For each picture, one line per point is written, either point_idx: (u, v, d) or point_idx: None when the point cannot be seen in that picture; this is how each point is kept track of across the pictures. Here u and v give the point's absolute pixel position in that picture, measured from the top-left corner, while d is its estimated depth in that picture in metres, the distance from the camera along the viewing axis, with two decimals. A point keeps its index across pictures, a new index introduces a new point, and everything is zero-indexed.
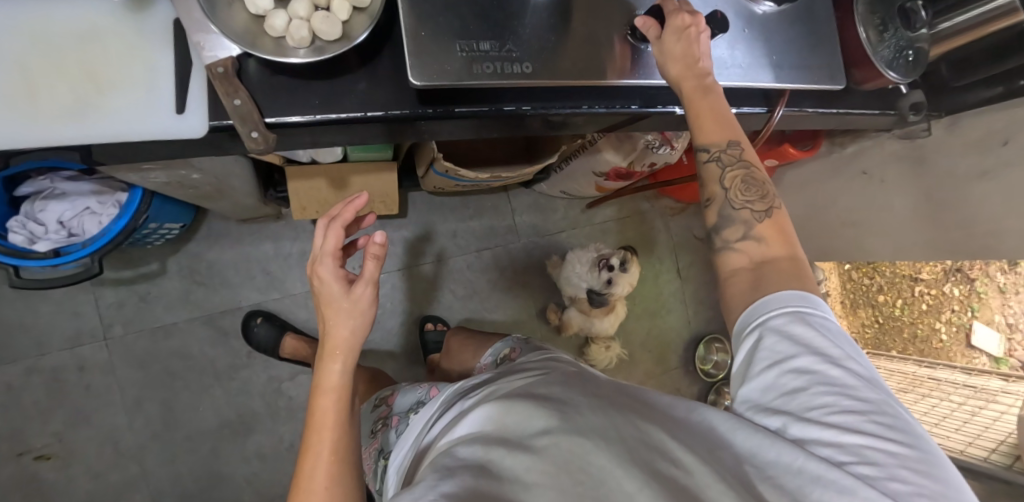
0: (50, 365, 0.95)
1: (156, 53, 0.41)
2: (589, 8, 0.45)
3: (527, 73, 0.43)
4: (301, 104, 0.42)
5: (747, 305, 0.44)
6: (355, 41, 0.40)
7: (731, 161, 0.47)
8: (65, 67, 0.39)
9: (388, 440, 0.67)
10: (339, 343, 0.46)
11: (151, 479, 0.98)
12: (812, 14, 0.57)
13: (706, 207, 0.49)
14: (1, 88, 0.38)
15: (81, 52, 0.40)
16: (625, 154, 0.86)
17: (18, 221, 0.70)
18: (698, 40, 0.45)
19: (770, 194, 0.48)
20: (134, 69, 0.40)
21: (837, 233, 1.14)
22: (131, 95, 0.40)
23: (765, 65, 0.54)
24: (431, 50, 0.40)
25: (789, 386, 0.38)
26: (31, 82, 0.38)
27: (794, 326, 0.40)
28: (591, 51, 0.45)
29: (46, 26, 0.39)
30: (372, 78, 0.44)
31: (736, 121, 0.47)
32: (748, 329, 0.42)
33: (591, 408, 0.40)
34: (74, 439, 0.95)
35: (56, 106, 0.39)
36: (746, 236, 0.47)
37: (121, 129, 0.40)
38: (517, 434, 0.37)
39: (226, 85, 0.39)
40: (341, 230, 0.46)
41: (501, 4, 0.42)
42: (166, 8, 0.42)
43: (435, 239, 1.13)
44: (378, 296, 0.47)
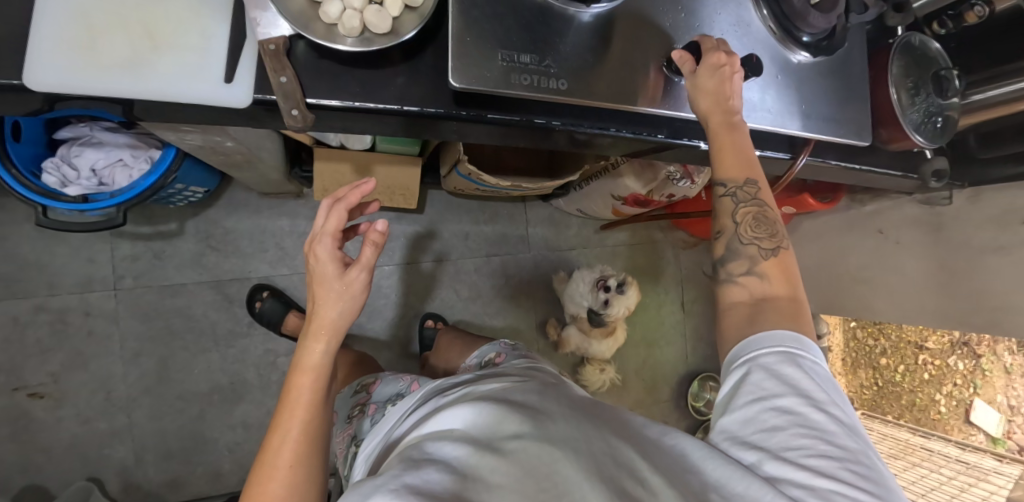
0: (59, 306, 0.98)
1: (213, 25, 0.43)
2: (629, 33, 0.47)
3: (562, 89, 0.44)
4: (340, 89, 0.43)
5: (740, 339, 0.44)
6: (402, 38, 0.42)
7: (743, 199, 0.48)
8: (123, 23, 0.41)
9: (362, 427, 0.68)
10: (326, 323, 0.48)
11: (136, 432, 1.00)
12: (847, 70, 0.58)
13: (715, 238, 0.50)
14: (63, 34, 0.40)
15: (143, 12, 0.42)
16: (645, 183, 0.87)
17: (53, 163, 0.73)
18: (731, 79, 0.46)
19: (780, 234, 0.48)
20: (188, 34, 0.43)
21: (847, 288, 1.14)
22: (181, 59, 0.42)
23: (795, 113, 0.55)
24: (473, 54, 0.41)
25: (768, 423, 0.39)
26: (90, 32, 0.40)
27: (784, 367, 0.40)
28: (626, 75, 0.47)
29: None
30: (411, 73, 0.45)
31: (756, 160, 0.48)
32: (738, 362, 0.43)
33: (565, 418, 0.40)
34: (70, 381, 0.97)
35: (108, 58, 0.41)
36: (750, 271, 0.47)
37: (166, 90, 0.42)
38: (490, 434, 0.38)
39: (275, 62, 0.41)
40: (344, 213, 0.48)
41: (546, 20, 0.44)
42: None
43: (448, 238, 1.14)
44: (370, 282, 0.49)
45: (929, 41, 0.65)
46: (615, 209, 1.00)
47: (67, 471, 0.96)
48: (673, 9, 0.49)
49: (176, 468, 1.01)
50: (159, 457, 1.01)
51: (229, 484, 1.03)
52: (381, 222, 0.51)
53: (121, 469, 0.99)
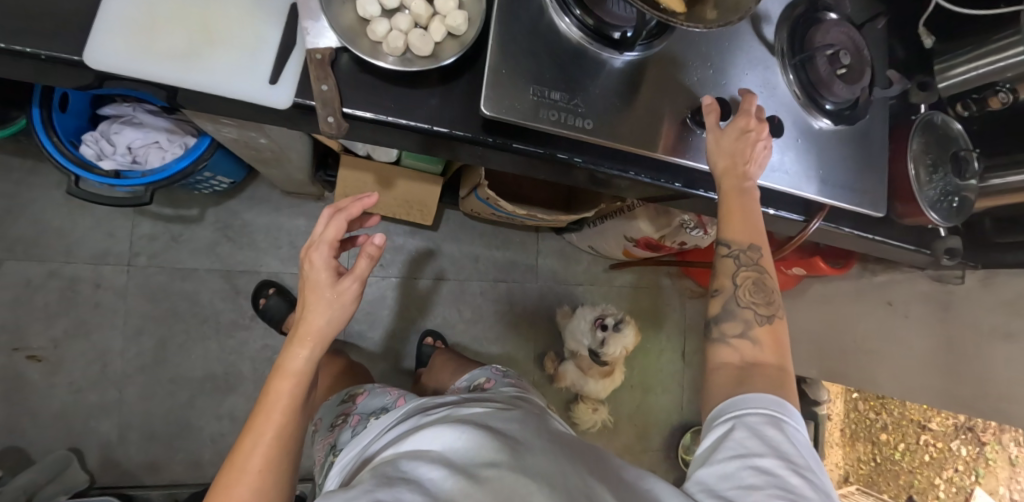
0: (72, 274, 1.00)
1: (267, 30, 0.46)
2: (657, 83, 0.49)
3: (587, 128, 0.46)
4: (375, 102, 0.45)
5: (727, 397, 0.45)
6: (440, 61, 0.45)
7: (746, 263, 0.49)
8: (187, 19, 0.44)
9: (342, 438, 0.68)
10: (312, 330, 0.49)
11: (124, 409, 1.00)
12: (867, 141, 0.59)
13: (712, 296, 0.50)
14: (129, 21, 0.43)
15: (205, 11, 0.44)
16: (658, 227, 0.87)
17: (93, 137, 0.76)
18: (754, 145, 0.48)
19: (776, 303, 0.49)
20: (242, 36, 0.45)
21: (852, 357, 1.13)
22: (232, 57, 0.45)
23: (812, 177, 0.56)
24: (506, 86, 0.43)
25: (746, 480, 0.38)
26: (154, 25, 0.43)
27: (768, 428, 0.40)
28: (650, 122, 0.48)
29: None
30: (445, 96, 0.47)
31: (763, 227, 0.49)
32: (722, 419, 0.43)
33: (543, 453, 0.41)
34: (69, 349, 0.99)
35: (165, 48, 0.43)
36: (743, 334, 0.48)
37: (208, 81, 0.44)
38: (467, 461, 0.38)
39: (319, 70, 0.43)
40: (344, 222, 0.51)
41: (579, 61, 0.46)
42: None
43: (458, 258, 1.15)
44: (361, 293, 0.51)
45: (951, 121, 0.66)
46: (626, 250, 1.01)
47: (51, 439, 0.97)
48: (701, 66, 0.51)
49: (157, 451, 1.01)
50: (143, 437, 1.01)
51: (207, 475, 1.03)
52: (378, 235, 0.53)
53: (103, 444, 0.99)
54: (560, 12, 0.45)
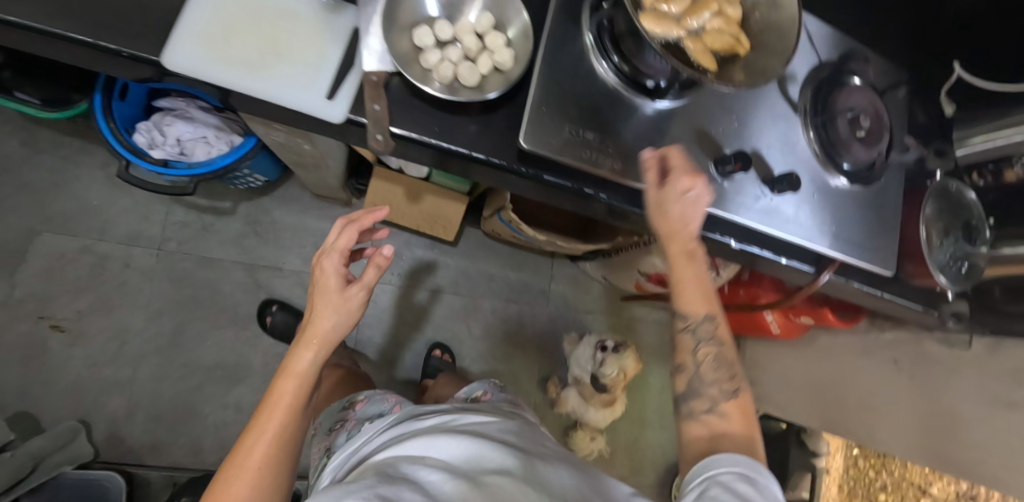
0: (103, 252, 1.04)
1: (328, 49, 0.51)
2: (681, 132, 0.52)
3: (615, 168, 0.49)
4: (421, 124, 0.49)
5: (699, 464, 0.44)
6: (485, 94, 0.48)
7: (705, 337, 0.50)
8: (260, 36, 0.50)
9: (338, 441, 0.71)
10: (319, 332, 0.52)
11: (136, 387, 1.03)
12: (881, 202, 0.61)
13: (677, 373, 0.51)
14: (209, 33, 0.48)
15: (276, 30, 0.50)
16: (670, 266, 0.89)
17: (146, 126, 0.81)
18: (693, 203, 0.49)
19: (738, 374, 0.50)
20: (306, 52, 0.50)
21: (854, 413, 1.12)
22: (294, 70, 0.50)
23: (825, 232, 0.58)
24: (544, 122, 0.47)
25: None
26: (230, 37, 0.49)
27: (740, 483, 0.40)
28: (672, 169, 0.51)
29: (259, 5, 0.51)
30: (485, 124, 0.51)
31: (715, 296, 0.51)
32: (694, 483, 0.42)
33: (543, 464, 0.44)
34: (91, 323, 1.03)
35: (237, 59, 0.49)
36: (711, 409, 0.48)
37: (271, 94, 0.49)
38: (470, 468, 0.42)
39: (373, 92, 0.47)
40: (355, 233, 0.55)
41: (614, 105, 0.50)
42: (350, 19, 0.52)
43: (473, 274, 1.18)
44: (367, 300, 0.55)
45: (965, 191, 0.69)
46: (638, 284, 1.03)
47: (64, 408, 1.00)
48: (726, 118, 0.54)
49: (160, 433, 1.03)
50: (149, 417, 1.03)
51: (205, 462, 1.04)
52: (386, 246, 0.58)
53: (111, 419, 1.02)
54: (598, 55, 0.49)
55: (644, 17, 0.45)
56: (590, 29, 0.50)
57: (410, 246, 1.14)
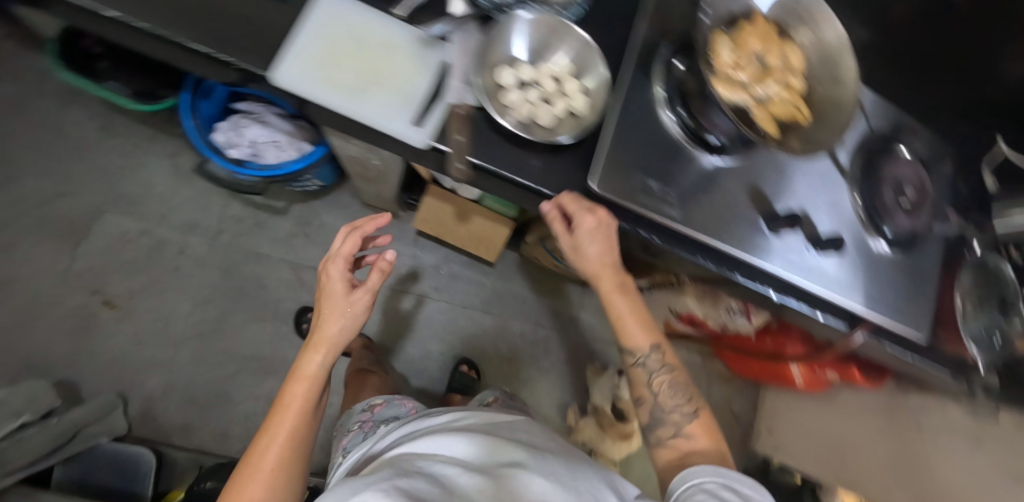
0: (161, 237, 1.10)
1: (417, 81, 0.58)
2: (730, 189, 0.58)
3: (671, 215, 0.55)
4: (495, 155, 0.54)
5: (677, 476, 0.48)
6: (555, 138, 0.54)
7: (655, 366, 0.57)
8: (360, 66, 0.57)
9: (354, 441, 0.73)
10: (327, 336, 0.57)
11: (174, 368, 1.07)
12: (918, 270, 0.65)
13: (639, 405, 0.57)
14: (317, 60, 0.56)
15: (374, 61, 0.57)
16: (704, 307, 0.92)
17: (226, 127, 0.86)
18: (603, 233, 0.55)
19: (695, 398, 0.56)
20: (397, 82, 0.57)
21: (873, 476, 1.10)
22: (386, 97, 0.56)
23: (863, 293, 0.62)
24: (612, 169, 0.54)
25: None
26: (334, 65, 0.56)
27: (721, 490, 0.44)
28: (722, 219, 0.58)
29: (363, 38, 0.58)
30: (550, 160, 0.56)
31: (657, 327, 0.58)
32: (676, 494, 0.46)
33: (548, 458, 0.47)
34: (141, 302, 1.08)
35: (339, 83, 0.56)
36: (676, 434, 0.54)
37: (358, 112, 0.55)
38: (481, 464, 0.45)
39: (458, 124, 0.54)
40: (358, 240, 0.62)
41: (675, 160, 0.56)
42: (439, 55, 0.59)
43: (506, 295, 1.21)
44: (371, 303, 0.61)
45: (1004, 266, 0.69)
46: (667, 321, 1.05)
47: (105, 381, 1.04)
48: (776, 178, 0.60)
49: (191, 416, 1.07)
50: (182, 399, 1.07)
51: (229, 448, 1.06)
52: (388, 253, 0.65)
53: (146, 397, 1.06)
54: (666, 106, 0.57)
55: (719, 83, 0.50)
56: (662, 82, 0.57)
57: (449, 262, 1.18)
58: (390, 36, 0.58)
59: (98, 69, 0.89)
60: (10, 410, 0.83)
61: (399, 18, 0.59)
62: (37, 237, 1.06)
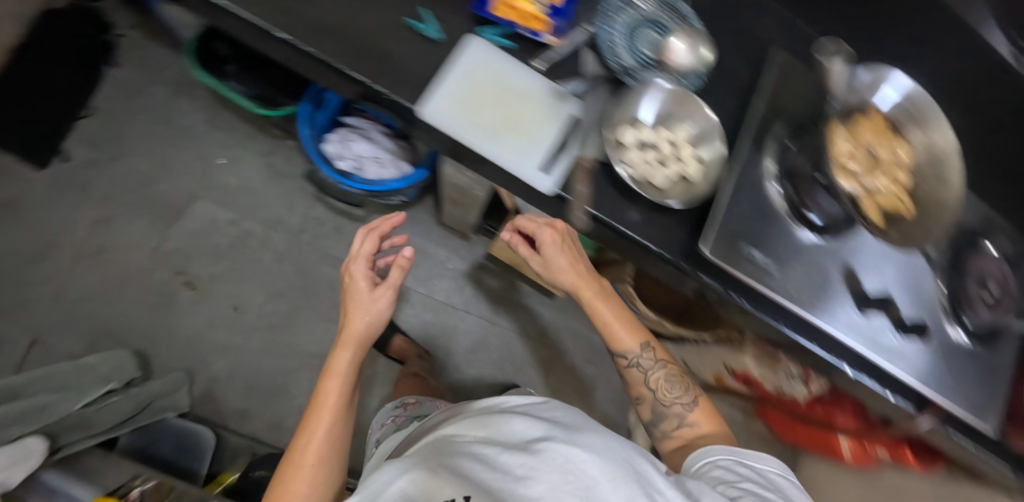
0: (245, 228, 1.15)
1: (548, 130, 0.65)
2: (821, 267, 0.67)
3: (770, 284, 0.64)
4: (612, 208, 0.64)
5: (695, 454, 0.61)
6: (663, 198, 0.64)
7: (648, 363, 0.70)
8: (499, 110, 0.64)
9: (388, 433, 0.78)
10: (354, 334, 0.70)
11: (240, 352, 1.12)
12: (988, 364, 0.71)
13: (640, 403, 0.71)
14: (463, 101, 0.63)
15: (512, 107, 0.65)
16: (762, 368, 0.94)
17: (335, 139, 0.92)
18: (565, 248, 0.70)
19: (687, 388, 0.69)
20: (530, 129, 0.65)
21: None
22: (520, 141, 0.64)
23: (934, 377, 0.68)
24: (724, 236, 0.63)
25: (733, 489, 0.51)
26: (477, 106, 0.64)
27: (735, 465, 0.56)
28: (813, 292, 0.66)
29: (503, 84, 0.65)
30: (648, 215, 0.66)
31: (637, 328, 0.71)
32: (697, 466, 0.58)
33: (589, 430, 0.47)
34: (219, 287, 1.13)
35: (479, 124, 0.64)
36: (679, 424, 0.67)
37: (494, 152, 0.63)
38: (522, 443, 0.46)
39: (580, 174, 0.64)
40: (376, 240, 0.75)
41: (778, 235, 0.66)
42: (569, 108, 0.66)
43: (562, 328, 1.24)
44: (392, 296, 0.73)
45: None
46: (719, 376, 1.07)
47: (176, 357, 1.09)
48: (863, 260, 0.70)
49: (249, 402, 1.11)
50: (244, 385, 1.11)
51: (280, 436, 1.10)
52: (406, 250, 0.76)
53: (211, 378, 1.10)
54: (775, 179, 0.66)
55: (837, 172, 0.59)
56: (774, 158, 0.67)
57: (513, 288, 1.22)
58: (527, 85, 0.65)
59: (227, 73, 0.95)
60: (94, 378, 0.90)
61: (536, 69, 0.66)
62: (135, 214, 1.13)
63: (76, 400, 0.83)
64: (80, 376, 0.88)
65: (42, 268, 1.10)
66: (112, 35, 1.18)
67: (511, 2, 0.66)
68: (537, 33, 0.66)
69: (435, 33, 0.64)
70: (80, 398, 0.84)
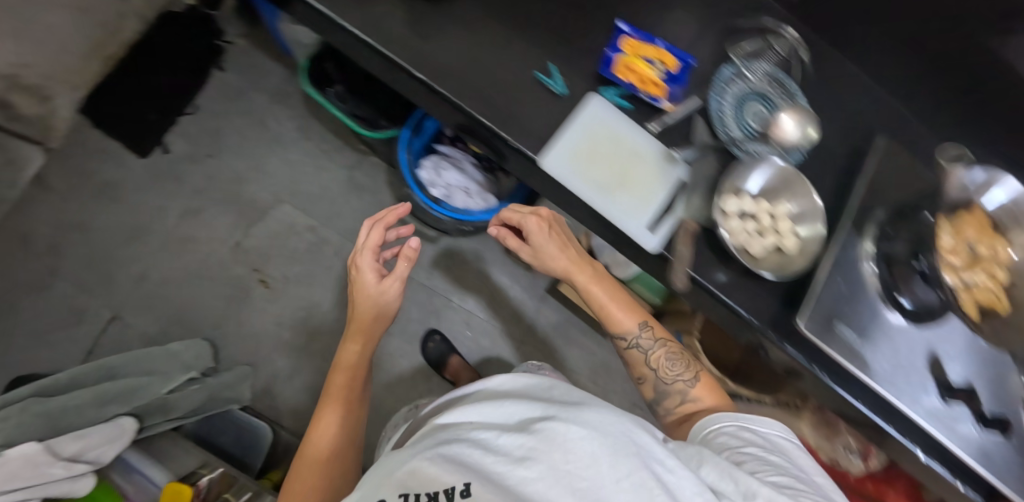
0: (322, 234, 1.19)
1: (657, 192, 0.68)
2: (908, 352, 0.69)
3: (860, 365, 0.66)
4: (709, 274, 0.67)
5: (702, 423, 0.68)
6: (758, 268, 0.66)
7: (647, 343, 0.78)
8: (614, 168, 0.68)
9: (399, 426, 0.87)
10: (362, 328, 0.80)
11: (302, 354, 1.16)
12: None
13: (643, 382, 0.79)
14: (582, 155, 0.67)
15: (626, 166, 0.68)
16: (821, 438, 0.96)
17: (429, 165, 0.97)
18: (550, 239, 0.78)
19: (687, 366, 0.77)
20: (641, 190, 0.68)
21: None
22: (629, 200, 0.68)
23: (1011, 474, 0.69)
24: (820, 313, 0.65)
25: (739, 456, 0.58)
26: (594, 161, 0.67)
27: (741, 431, 0.63)
28: (900, 377, 0.67)
29: (620, 142, 0.68)
30: (744, 284, 0.68)
31: (632, 310, 0.79)
32: (706, 433, 0.65)
33: (594, 410, 0.48)
34: (290, 288, 1.18)
35: (593, 179, 0.67)
36: (683, 400, 0.75)
37: (605, 208, 0.67)
38: (522, 426, 0.48)
39: (684, 237, 0.66)
40: (380, 229, 0.79)
41: (869, 317, 0.68)
42: (679, 171, 0.69)
43: (616, 370, 1.23)
44: (399, 288, 0.79)
45: None
46: None
47: (242, 351, 1.14)
48: (950, 350, 0.71)
49: (304, 403, 1.14)
50: (301, 386, 1.15)
51: None
52: (411, 240, 0.79)
53: (272, 376, 1.14)
54: (871, 259, 0.69)
55: (942, 265, 0.63)
56: (873, 242, 0.69)
57: (572, 325, 1.23)
58: (643, 145, 0.69)
59: (334, 92, 1.01)
60: (177, 365, 0.93)
61: (651, 131, 0.69)
62: (221, 210, 1.19)
63: (162, 385, 0.86)
64: (166, 360, 0.92)
65: (130, 251, 1.17)
66: (221, 41, 1.26)
67: (633, 65, 0.69)
68: (655, 98, 0.70)
69: (561, 88, 0.68)
70: (167, 383, 0.87)
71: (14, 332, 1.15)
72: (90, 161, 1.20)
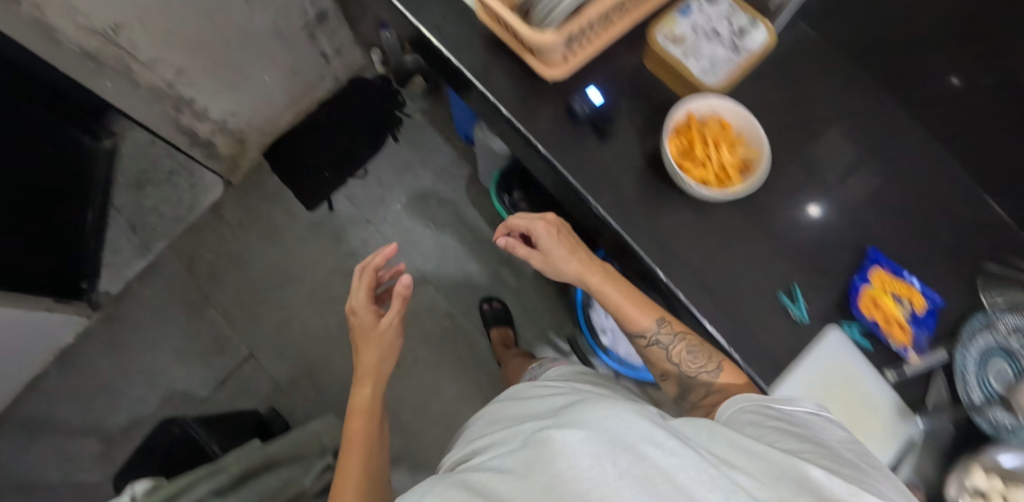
0: (458, 323, 1.20)
1: (887, 447, 0.64)
2: None
3: None
4: None
5: (726, 400, 0.56)
6: None
7: (667, 338, 0.65)
8: (848, 411, 0.64)
9: None
10: (369, 372, 0.80)
11: (413, 437, 1.15)
12: None
13: (668, 380, 0.65)
14: (819, 391, 0.64)
15: (860, 412, 0.64)
16: None
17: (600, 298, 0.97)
18: (550, 237, 0.71)
19: (711, 354, 0.63)
20: (871, 440, 0.64)
21: None
22: None
23: None
24: None
25: (760, 432, 0.48)
26: (829, 401, 0.64)
27: (767, 409, 0.52)
28: None
29: (858, 384, 0.65)
30: None
31: (648, 301, 0.68)
32: (726, 412, 0.54)
33: (596, 407, 0.44)
34: (415, 370, 1.18)
35: None
36: (709, 393, 0.61)
37: None
38: (529, 443, 0.45)
39: None
40: (368, 280, 0.85)
41: None
42: (915, 428, 0.65)
43: None
44: (395, 323, 0.83)
45: None
46: None
47: None
48: None
49: None
50: None
51: None
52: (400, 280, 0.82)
53: None
54: None
55: None
56: None
57: None
58: (881, 393, 0.65)
59: (511, 199, 1.03)
60: (315, 448, 0.92)
61: (889, 381, 0.66)
62: None
63: (305, 475, 0.83)
64: (311, 444, 0.92)
65: (277, 296, 1.23)
66: (400, 113, 1.31)
67: (882, 303, 0.66)
68: (903, 347, 0.65)
69: (802, 316, 0.67)
70: (308, 473, 0.84)
71: (160, 347, 1.23)
72: (263, 203, 1.28)
